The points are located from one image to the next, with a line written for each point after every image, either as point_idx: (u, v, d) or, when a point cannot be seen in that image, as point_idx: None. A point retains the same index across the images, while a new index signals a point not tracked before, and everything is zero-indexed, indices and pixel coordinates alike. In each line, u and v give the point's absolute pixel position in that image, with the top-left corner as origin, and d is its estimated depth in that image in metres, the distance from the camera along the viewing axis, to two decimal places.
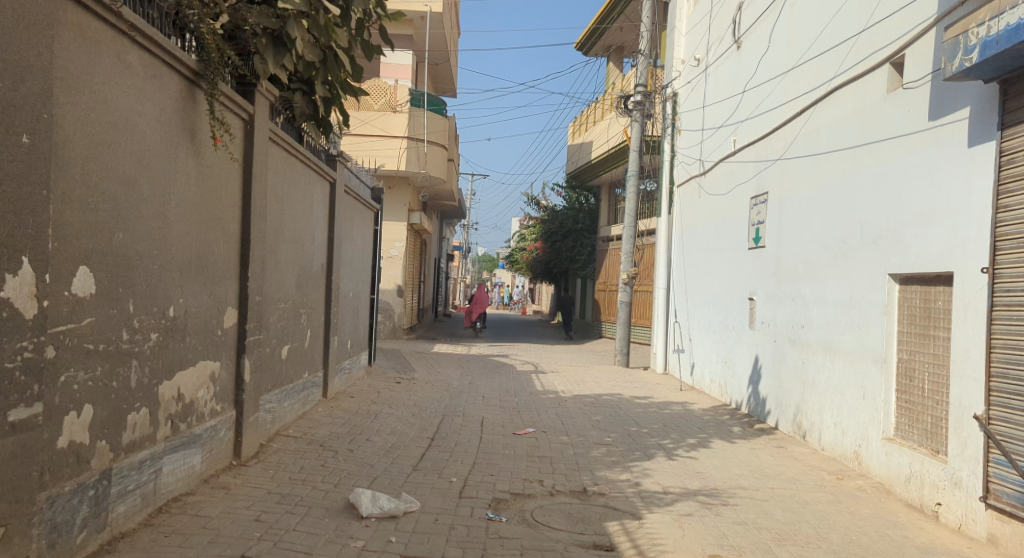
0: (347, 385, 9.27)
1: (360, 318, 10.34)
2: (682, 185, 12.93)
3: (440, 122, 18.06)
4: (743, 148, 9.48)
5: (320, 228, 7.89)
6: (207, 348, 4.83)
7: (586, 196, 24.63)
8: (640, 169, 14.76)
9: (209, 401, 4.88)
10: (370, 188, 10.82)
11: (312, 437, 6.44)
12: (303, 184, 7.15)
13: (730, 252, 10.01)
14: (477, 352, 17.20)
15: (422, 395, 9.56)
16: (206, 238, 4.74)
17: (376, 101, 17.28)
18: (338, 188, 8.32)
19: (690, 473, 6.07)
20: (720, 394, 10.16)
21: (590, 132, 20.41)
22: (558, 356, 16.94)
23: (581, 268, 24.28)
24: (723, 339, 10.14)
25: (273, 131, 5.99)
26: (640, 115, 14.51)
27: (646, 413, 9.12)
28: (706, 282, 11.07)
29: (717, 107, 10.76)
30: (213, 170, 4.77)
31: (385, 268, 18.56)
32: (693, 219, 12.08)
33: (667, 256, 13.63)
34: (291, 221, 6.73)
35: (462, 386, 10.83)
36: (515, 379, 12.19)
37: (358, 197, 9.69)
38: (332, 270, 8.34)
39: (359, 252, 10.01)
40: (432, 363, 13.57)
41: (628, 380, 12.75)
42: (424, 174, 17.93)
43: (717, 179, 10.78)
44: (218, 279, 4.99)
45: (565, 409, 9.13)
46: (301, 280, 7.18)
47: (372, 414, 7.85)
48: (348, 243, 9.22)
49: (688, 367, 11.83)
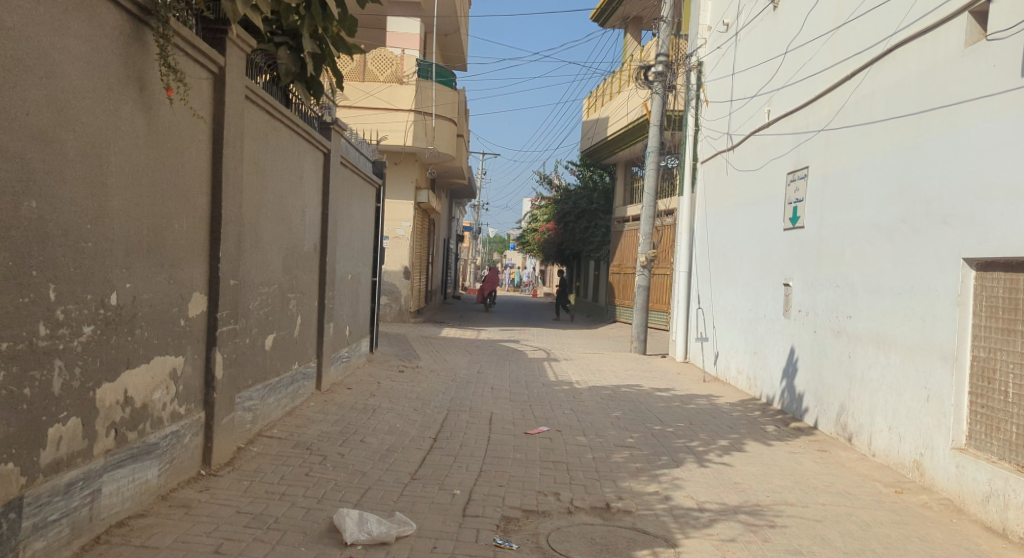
0: (345, 375, 8.56)
1: (360, 302, 9.60)
2: (707, 162, 12.08)
3: (449, 94, 17.23)
4: (780, 118, 8.64)
5: (312, 203, 7.13)
6: (165, 342, 4.09)
7: (600, 174, 23.72)
8: (660, 144, 13.97)
9: (169, 403, 4.15)
10: (371, 162, 10.07)
11: (299, 438, 5.72)
12: (291, 153, 6.38)
13: (761, 233, 9.19)
14: (486, 336, 16.47)
15: (426, 386, 8.83)
16: (161, 211, 4.00)
17: (382, 72, 16.45)
18: (333, 159, 7.56)
19: (727, 485, 5.32)
20: (747, 387, 9.37)
21: (607, 107, 19.53)
22: (572, 342, 16.18)
23: (595, 250, 23.50)
24: (753, 328, 9.34)
25: (253, 89, 5.25)
26: (661, 87, 13.71)
27: (670, 409, 8.35)
28: (734, 265, 10.26)
29: (749, 75, 9.89)
30: (170, 130, 4.02)
31: (391, 249, 17.82)
32: (719, 197, 11.25)
33: (689, 238, 12.82)
34: (275, 195, 5.97)
35: (470, 376, 10.10)
36: (526, 367, 11.47)
37: (357, 171, 8.94)
38: (327, 251, 7.60)
39: (359, 231, 9.26)
40: (438, 349, 12.86)
41: (647, 369, 11.99)
42: (432, 150, 17.13)
43: (747, 153, 9.94)
44: (179, 260, 4.24)
45: (581, 403, 8.39)
46: (289, 261, 6.43)
47: (370, 409, 7.14)
48: (346, 221, 8.48)
49: (711, 356, 11.05)
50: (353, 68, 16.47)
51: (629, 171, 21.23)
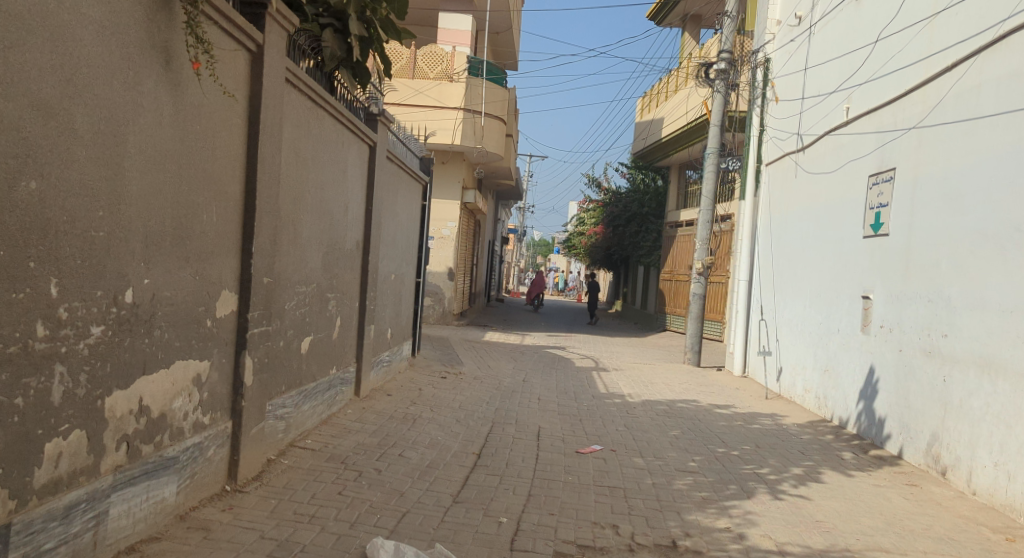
0: (385, 379, 8.15)
1: (403, 304, 9.20)
2: (773, 164, 11.40)
3: (500, 92, 16.79)
4: (862, 116, 7.97)
5: (356, 198, 6.74)
6: (187, 345, 3.69)
7: (652, 177, 23.02)
8: (721, 146, 13.42)
9: (191, 413, 3.74)
10: (419, 158, 9.70)
11: (334, 450, 5.30)
12: (334, 143, 5.99)
13: (835, 241, 8.51)
14: (531, 342, 15.97)
15: (470, 395, 8.37)
16: (187, 199, 3.60)
17: (432, 69, 16.21)
18: (379, 153, 7.18)
19: (808, 523, 4.70)
20: (816, 407, 8.67)
21: (663, 108, 18.90)
22: (620, 351, 15.56)
23: (645, 255, 22.83)
24: (823, 343, 8.65)
25: (297, 73, 4.91)
26: (723, 86, 13.23)
27: (732, 430, 7.71)
28: (802, 274, 9.58)
29: (825, 71, 9.22)
30: (199, 111, 3.62)
31: (436, 249, 17.47)
32: (787, 202, 10.57)
33: (750, 245, 12.15)
34: (316, 187, 5.57)
35: (516, 385, 9.61)
36: (574, 377, 10.93)
37: (405, 166, 8.57)
38: (371, 249, 7.20)
39: (404, 229, 8.87)
40: (482, 354, 12.41)
41: (702, 383, 11.33)
42: (480, 150, 16.72)
43: (821, 155, 9.26)
44: (206, 255, 3.84)
45: (635, 419, 7.82)
46: (329, 258, 6.04)
47: (411, 419, 6.71)
48: (391, 218, 8.09)
49: (775, 371, 10.35)
50: (404, 66, 16.31)
51: (683, 174, 20.63)
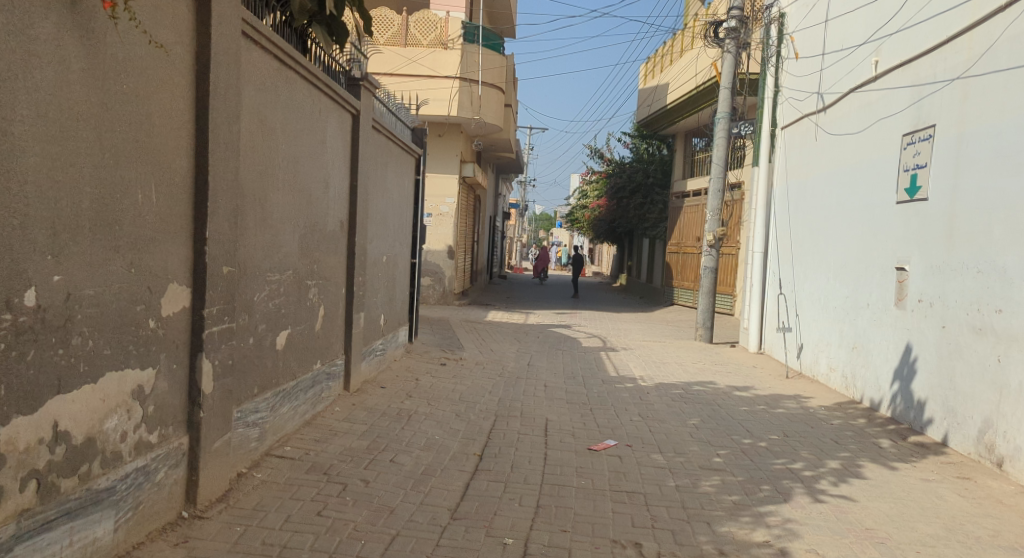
0: (378, 370, 7.55)
1: (398, 286, 8.56)
2: (790, 126, 10.69)
3: (497, 60, 16.01)
4: (895, 69, 7.26)
5: (339, 172, 6.07)
6: (123, 352, 3.04)
7: (657, 146, 22.24)
8: (732, 110, 12.76)
9: (131, 433, 3.12)
10: (411, 129, 9.02)
11: (317, 458, 4.70)
12: (310, 110, 5.29)
13: (863, 207, 7.84)
14: (535, 321, 15.37)
15: (472, 384, 7.76)
16: (115, 173, 2.93)
17: (425, 36, 15.39)
18: (364, 122, 6.49)
19: (857, 533, 4.08)
20: (843, 388, 8.07)
21: (668, 73, 18.09)
22: (628, 328, 14.96)
23: (650, 227, 22.14)
24: (851, 319, 8.01)
25: (261, 28, 4.23)
26: (734, 46, 12.56)
27: (756, 416, 7.10)
28: (825, 244, 8.92)
29: (851, 22, 8.49)
30: (125, 66, 2.95)
31: (434, 227, 16.81)
32: (806, 167, 9.88)
33: (765, 215, 11.47)
34: (288, 160, 4.89)
35: (520, 370, 9.01)
36: (581, 358, 10.34)
37: (395, 137, 7.89)
38: (358, 229, 6.54)
39: (397, 206, 8.23)
40: (484, 336, 11.81)
41: (717, 361, 10.73)
42: (478, 121, 15.99)
43: (845, 115, 8.57)
44: (146, 242, 3.19)
45: (650, 407, 7.22)
46: (307, 241, 5.38)
47: (406, 416, 6.11)
48: (380, 195, 7.43)
49: (795, 348, 9.73)
50: (396, 33, 15.48)
51: (689, 141, 19.87)
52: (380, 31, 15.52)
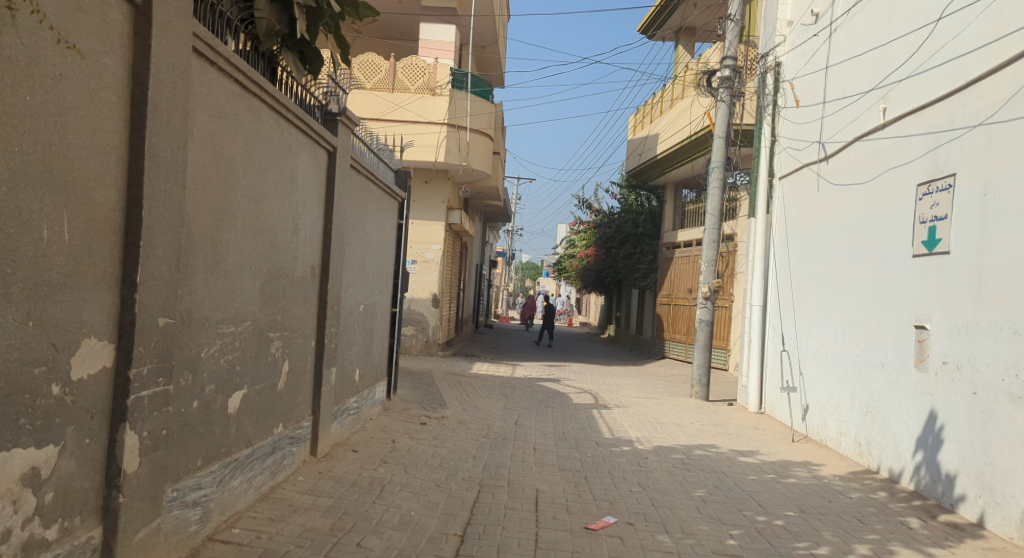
0: (351, 430, 6.87)
1: (376, 338, 7.93)
2: (789, 176, 10.31)
3: (485, 106, 15.71)
4: (907, 115, 6.85)
5: (311, 213, 5.51)
6: (9, 428, 2.40)
7: (646, 197, 21.99)
8: (726, 159, 12.42)
9: (18, 531, 2.46)
10: (393, 171, 8.52)
11: (271, 543, 4.01)
12: (278, 144, 4.74)
13: (873, 260, 7.37)
14: (523, 374, 14.71)
15: (454, 447, 7.08)
16: (8, 203, 2.33)
17: (413, 81, 15.06)
18: (341, 161, 5.95)
19: None
20: (857, 455, 7.47)
21: (659, 123, 17.89)
22: (620, 382, 14.33)
23: (640, 278, 21.70)
24: (864, 380, 7.49)
25: (221, 48, 3.69)
26: (727, 95, 12.29)
27: (767, 488, 6.47)
28: (832, 300, 8.43)
29: (855, 69, 8.15)
30: (26, 71, 2.38)
31: (418, 275, 16.25)
32: (807, 218, 9.46)
33: (763, 268, 11.02)
34: (250, 198, 4.31)
35: (507, 430, 8.35)
36: (572, 417, 9.68)
37: (376, 179, 7.37)
38: (332, 276, 5.95)
39: (376, 251, 7.65)
40: (468, 390, 11.15)
41: (717, 421, 10.10)
42: (466, 168, 15.60)
43: (851, 164, 8.17)
44: (52, 290, 2.57)
45: (650, 475, 6.57)
46: (271, 290, 4.78)
47: (379, 486, 5.42)
48: (358, 240, 6.85)
49: (800, 409, 9.17)
50: (383, 78, 15.11)
51: (679, 192, 19.59)
52: (367, 75, 15.12)
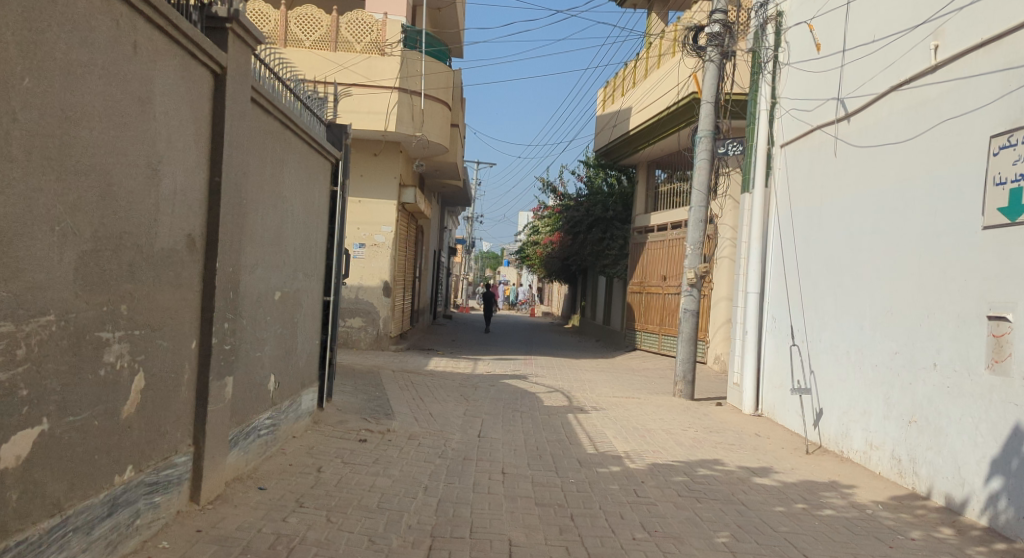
0: (262, 457, 5.21)
1: (301, 335, 6.26)
2: (796, 141, 8.96)
3: (442, 70, 14.07)
4: (973, 49, 5.48)
5: (186, 160, 3.82)
6: None
7: (615, 177, 20.60)
8: (715, 128, 11.07)
9: None
10: (323, 124, 6.88)
11: None
12: (115, 41, 3.04)
13: (922, 234, 6.01)
14: (485, 371, 13.14)
15: (400, 477, 5.46)
16: None
17: (359, 40, 13.37)
18: (236, 91, 4.27)
19: None
20: (897, 476, 6.13)
21: (632, 95, 16.47)
22: (593, 379, 12.86)
23: (610, 265, 20.27)
24: (905, 382, 6.16)
25: None
26: (716, 54, 10.95)
27: (803, 527, 5.02)
28: (856, 284, 7.11)
29: (894, 5, 6.80)
30: None
31: (368, 260, 14.53)
32: (821, 189, 8.13)
33: (761, 249, 9.69)
34: (44, 112, 2.61)
35: (468, 447, 6.78)
36: (544, 425, 8.18)
37: (298, 128, 5.71)
38: (224, 251, 4.27)
39: (299, 224, 5.96)
40: (422, 393, 9.55)
41: (711, 428, 8.71)
42: (420, 139, 13.95)
43: (882, 119, 6.85)
44: None
45: (653, 513, 5.08)
46: (106, 268, 3.08)
47: (283, 550, 3.76)
48: (269, 204, 5.17)
49: (812, 414, 7.85)
50: (324, 35, 13.36)
51: (652, 172, 18.15)
52: (305, 31, 13.33)
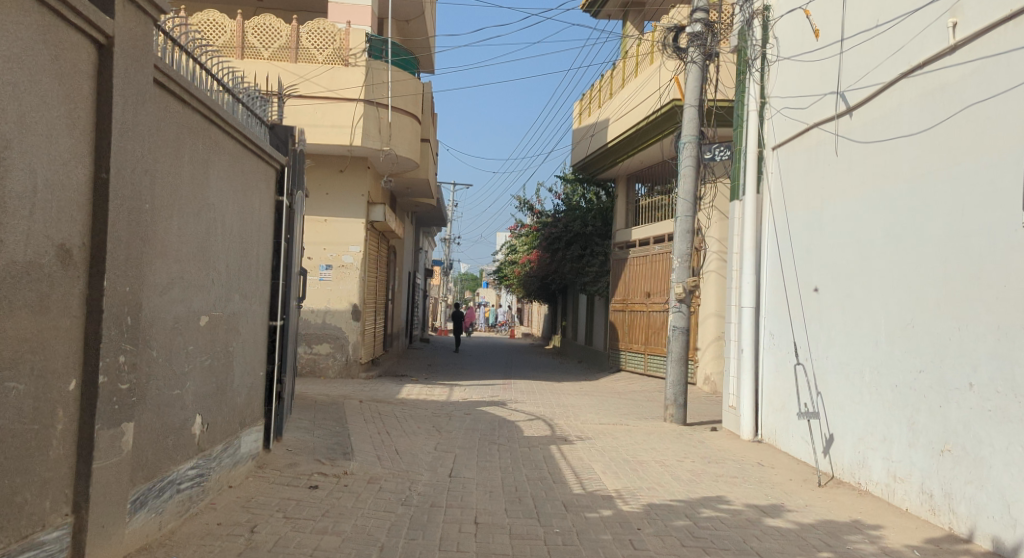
0: (183, 517, 4.31)
1: (238, 367, 5.38)
2: (790, 143, 8.31)
3: (410, 81, 13.33)
4: (1000, 23, 4.80)
5: (55, 147, 2.97)
6: None
7: (594, 192, 19.91)
8: (699, 133, 10.39)
9: None
10: (263, 125, 6.05)
11: None
12: None
13: (947, 236, 5.30)
14: (461, 398, 12.26)
15: (352, 534, 4.58)
16: None
17: (321, 50, 12.58)
18: (130, 67, 3.45)
19: None
20: (929, 514, 5.37)
21: (610, 106, 15.84)
22: (577, 404, 12.03)
23: (591, 282, 19.49)
24: (933, 405, 5.42)
25: None
26: (699, 55, 10.29)
27: None
28: (868, 295, 6.41)
29: None
30: None
31: (334, 283, 13.63)
32: (821, 192, 7.45)
33: (755, 261, 9.00)
34: None
35: (436, 490, 5.92)
36: (525, 461, 7.32)
37: (228, 124, 4.89)
38: (119, 266, 3.40)
39: (231, 238, 5.11)
40: (389, 425, 8.65)
41: (709, 458, 7.91)
42: (388, 154, 13.15)
43: (889, 111, 6.19)
44: None
45: None
46: None
47: None
48: (188, 211, 4.32)
49: (822, 441, 7.10)
50: (282, 47, 12.57)
51: (632, 186, 17.48)
52: (262, 41, 12.53)
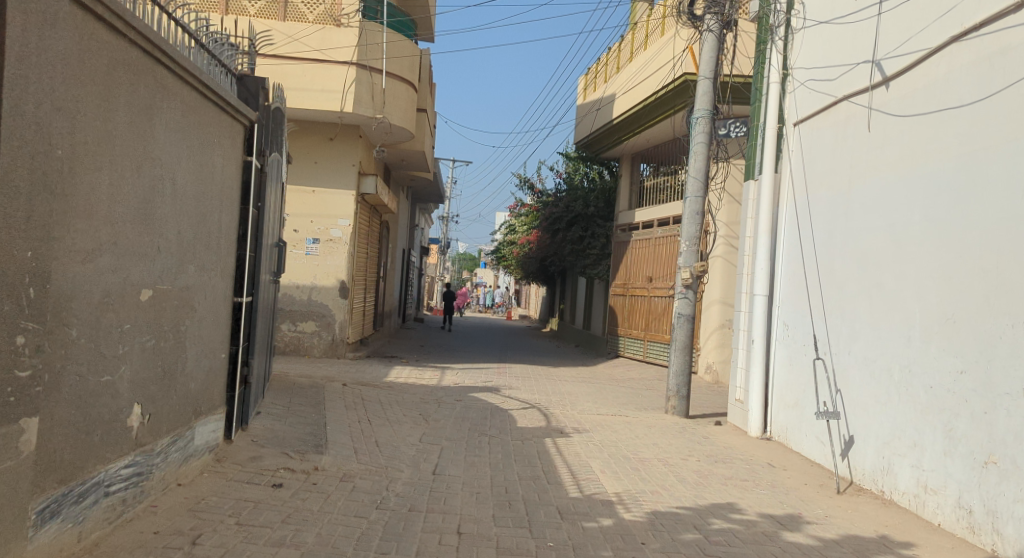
0: (113, 525, 3.67)
1: (191, 349, 4.73)
2: (814, 117, 7.61)
3: (407, 46, 12.58)
4: None
5: None
6: None
7: (598, 171, 19.17)
8: (713, 108, 9.70)
9: None
10: (229, 76, 5.36)
11: None
12: None
13: (1000, 219, 4.64)
14: (452, 382, 11.63)
15: (314, 546, 3.96)
16: None
17: (311, 9, 11.87)
18: None
19: None
20: (964, 531, 4.74)
21: (617, 80, 15.10)
22: (574, 392, 11.41)
23: (591, 265, 18.79)
24: (973, 409, 4.78)
25: None
26: (716, 23, 9.59)
27: None
28: (901, 286, 5.76)
29: None
30: None
31: (322, 257, 12.96)
32: (850, 170, 6.77)
33: (769, 245, 8.34)
34: None
35: (418, 490, 5.30)
36: (519, 456, 6.72)
37: (181, 67, 4.20)
38: (15, 227, 2.73)
39: (185, 201, 4.43)
40: (372, 412, 8.02)
41: (716, 456, 7.29)
42: (382, 123, 12.43)
43: (935, 79, 5.50)
44: None
45: None
46: None
47: None
48: (124, 164, 3.64)
49: (841, 443, 6.48)
50: (271, 3, 11.86)
51: (636, 165, 16.76)
52: None
